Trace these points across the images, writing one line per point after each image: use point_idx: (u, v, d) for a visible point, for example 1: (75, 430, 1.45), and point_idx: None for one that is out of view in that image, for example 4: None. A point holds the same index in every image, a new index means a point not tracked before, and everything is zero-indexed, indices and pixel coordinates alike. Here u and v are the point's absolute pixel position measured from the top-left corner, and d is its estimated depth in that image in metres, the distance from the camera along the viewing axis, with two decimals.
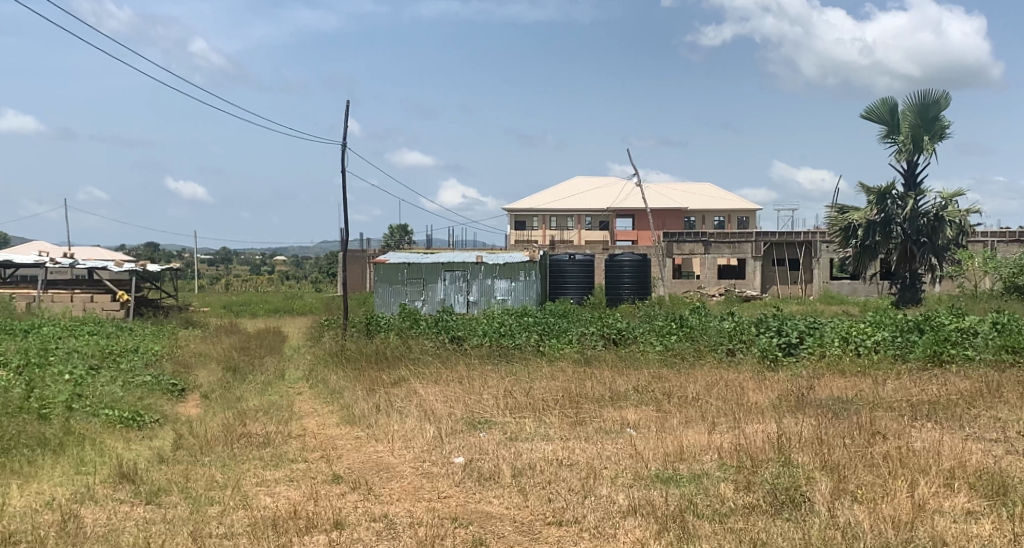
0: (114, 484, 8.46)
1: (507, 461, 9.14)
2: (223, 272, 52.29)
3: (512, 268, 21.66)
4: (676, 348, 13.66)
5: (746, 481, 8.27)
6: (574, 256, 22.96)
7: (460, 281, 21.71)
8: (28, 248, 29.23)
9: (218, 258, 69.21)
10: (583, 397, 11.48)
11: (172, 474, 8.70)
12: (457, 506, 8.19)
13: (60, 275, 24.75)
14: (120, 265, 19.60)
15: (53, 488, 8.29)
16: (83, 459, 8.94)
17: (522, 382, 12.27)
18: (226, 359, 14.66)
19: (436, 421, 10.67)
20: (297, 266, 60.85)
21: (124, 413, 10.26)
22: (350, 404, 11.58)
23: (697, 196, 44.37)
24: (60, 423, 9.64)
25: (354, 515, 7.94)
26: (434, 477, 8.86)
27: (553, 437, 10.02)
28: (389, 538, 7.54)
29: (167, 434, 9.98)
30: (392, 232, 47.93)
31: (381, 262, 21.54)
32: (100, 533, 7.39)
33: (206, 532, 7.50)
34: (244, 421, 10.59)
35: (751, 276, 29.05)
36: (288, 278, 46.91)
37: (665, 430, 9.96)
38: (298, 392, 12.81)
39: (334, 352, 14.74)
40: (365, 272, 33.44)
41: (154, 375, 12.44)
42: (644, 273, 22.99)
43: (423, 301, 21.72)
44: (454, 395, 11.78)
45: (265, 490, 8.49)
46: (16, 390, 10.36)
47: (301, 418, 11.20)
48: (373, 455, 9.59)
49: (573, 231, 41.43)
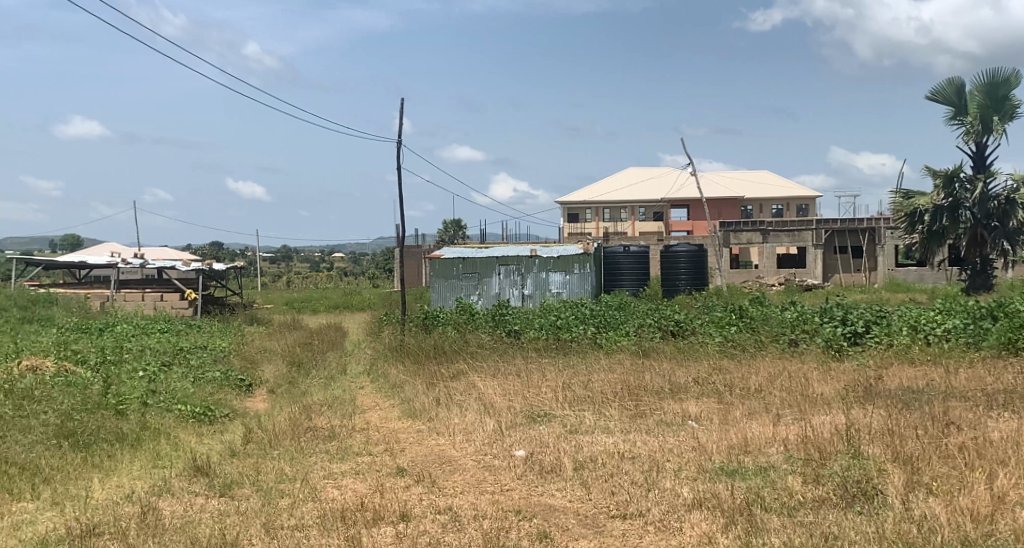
0: (189, 477, 8.69)
1: (569, 454, 9.20)
2: (283, 269, 53.29)
3: (566, 261, 21.60)
4: (736, 339, 13.54)
5: (814, 474, 8.21)
6: (628, 248, 22.84)
7: (515, 275, 21.81)
8: (92, 250, 30.04)
9: (279, 255, 70.50)
10: (642, 390, 11.48)
11: (243, 467, 8.94)
12: (520, 499, 8.27)
13: (131, 276, 25.48)
14: (187, 264, 20.04)
15: (131, 481, 8.53)
16: (159, 453, 9.21)
17: (580, 376, 12.29)
18: (290, 354, 14.96)
19: (496, 415, 10.78)
20: (355, 262, 61.60)
21: (196, 409, 10.55)
22: (410, 398, 11.74)
23: (755, 186, 43.63)
24: (136, 419, 9.93)
25: (420, 507, 8.08)
26: (496, 470, 8.96)
27: (615, 430, 10.03)
28: (455, 530, 7.65)
29: (237, 428, 10.24)
30: (446, 227, 48.24)
31: (436, 257, 21.74)
32: (178, 525, 7.59)
33: (278, 524, 7.69)
34: (310, 415, 10.83)
35: (812, 265, 28.63)
36: (346, 274, 47.48)
37: (728, 422, 9.91)
38: (360, 387, 13.04)
39: (393, 347, 14.93)
40: (422, 267, 33.75)
41: (223, 371, 12.75)
42: (701, 264, 22.77)
43: (479, 296, 21.84)
44: (513, 388, 11.89)
45: (333, 483, 8.66)
46: (94, 387, 10.70)
47: (364, 412, 11.40)
48: (435, 448, 9.73)
49: (627, 223, 41.35)
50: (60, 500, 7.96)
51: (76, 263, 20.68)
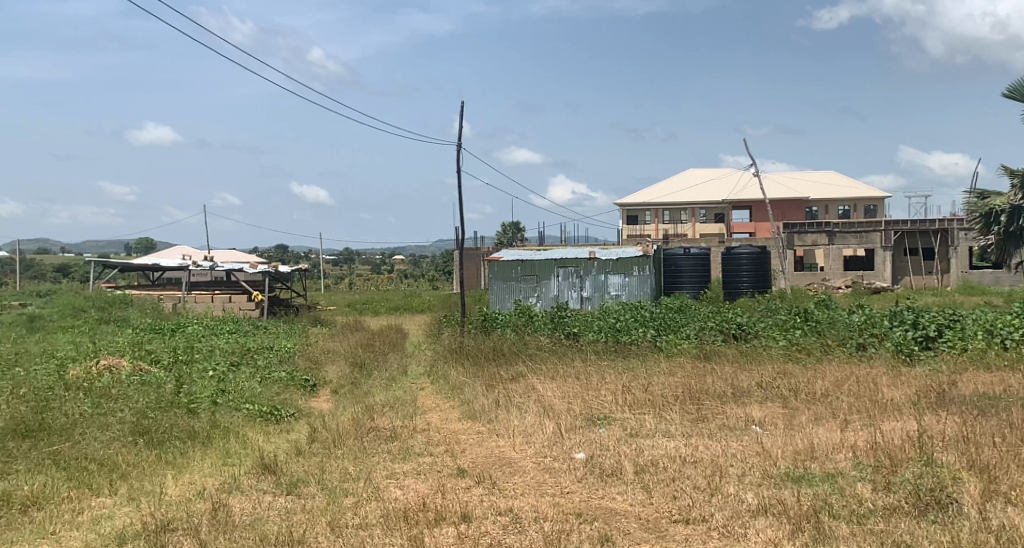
0: (257, 475, 8.87)
1: (629, 458, 9.16)
2: (345, 271, 54.01)
3: (625, 263, 21.53)
4: (801, 342, 13.33)
5: (885, 481, 8.06)
6: (688, 250, 22.65)
7: (574, 277, 21.75)
8: (163, 253, 30.86)
9: (340, 258, 71.48)
10: (704, 393, 11.38)
11: (309, 466, 9.09)
12: (581, 501, 8.27)
13: (200, 278, 26.08)
14: (254, 267, 20.45)
15: (203, 478, 8.73)
16: (229, 451, 9.41)
17: (640, 378, 12.24)
18: (353, 355, 15.17)
19: (556, 417, 10.78)
20: (415, 265, 62.13)
21: (263, 408, 10.76)
22: (470, 399, 11.80)
23: (824, 188, 42.63)
24: (207, 417, 10.17)
25: (481, 508, 8.12)
26: (557, 473, 8.97)
27: (676, 434, 9.96)
28: (516, 532, 7.68)
29: (302, 427, 10.42)
30: (505, 229, 48.38)
31: (495, 259, 21.85)
32: (247, 522, 7.74)
33: (343, 523, 7.80)
34: (372, 415, 10.97)
35: (881, 267, 28.08)
36: (406, 276, 47.93)
37: (793, 427, 9.78)
38: (421, 388, 13.16)
39: (453, 349, 15.03)
40: (481, 270, 33.91)
41: (289, 371, 12.98)
42: (764, 266, 22.47)
43: (537, 298, 21.88)
44: (573, 391, 11.88)
45: (395, 483, 8.76)
46: (167, 386, 10.98)
47: (425, 413, 11.51)
48: (495, 450, 9.78)
49: (687, 225, 41.00)
50: (136, 495, 8.18)
51: (149, 266, 21.26)
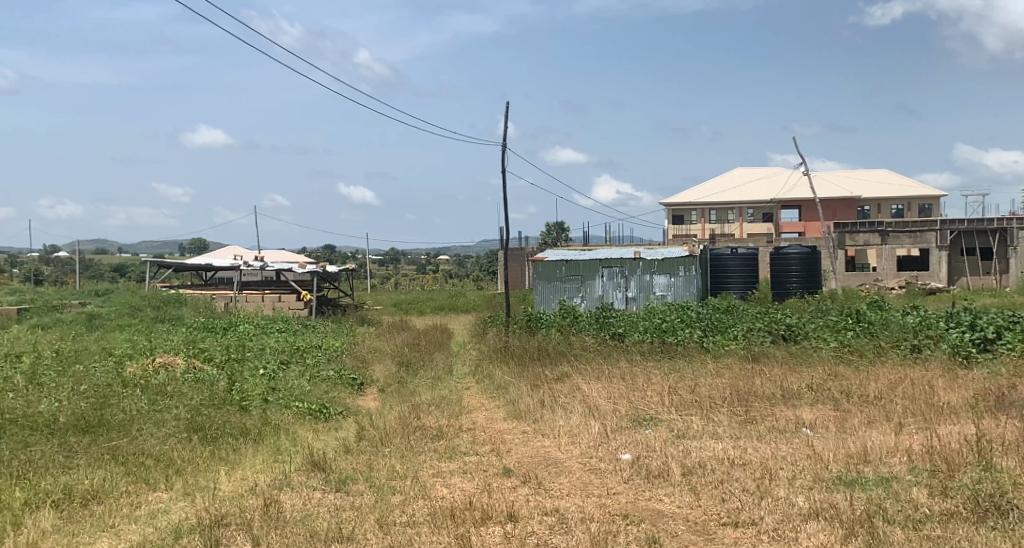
0: (307, 471, 8.96)
1: (677, 459, 9.09)
2: (391, 271, 54.40)
3: (671, 263, 21.34)
4: (853, 344, 13.12)
5: (941, 486, 7.90)
6: (736, 250, 22.43)
7: (619, 278, 21.65)
8: (214, 253, 31.37)
9: (386, 258, 72.02)
10: (752, 395, 11.26)
11: (357, 464, 9.17)
12: (628, 503, 8.22)
13: (250, 277, 26.45)
14: (303, 267, 20.69)
15: (255, 475, 8.85)
16: (280, 448, 9.53)
17: (687, 379, 12.14)
18: (400, 354, 15.27)
19: (602, 418, 10.74)
20: (459, 265, 62.34)
21: (312, 406, 10.88)
22: (515, 399, 11.80)
23: (877, 186, 41.95)
24: (258, 414, 10.31)
25: (527, 508, 8.12)
26: (603, 474, 8.93)
27: (724, 436, 9.87)
28: (562, 532, 7.66)
29: (350, 425, 10.52)
30: (549, 229, 48.33)
31: (540, 260, 21.87)
32: (298, 518, 7.82)
33: (391, 520, 7.85)
34: (418, 414, 11.03)
35: (936, 268, 27.58)
36: (451, 276, 48.13)
37: (845, 431, 9.63)
38: (466, 387, 13.21)
39: (498, 349, 15.04)
40: (525, 270, 33.93)
41: (337, 370, 13.11)
42: (814, 266, 22.16)
43: (582, 298, 21.84)
44: (619, 392, 11.82)
45: (442, 481, 8.79)
46: (219, 384, 11.15)
47: (470, 412, 11.54)
48: (541, 450, 9.77)
49: (735, 224, 40.60)
50: (190, 491, 8.32)
51: (202, 265, 21.62)
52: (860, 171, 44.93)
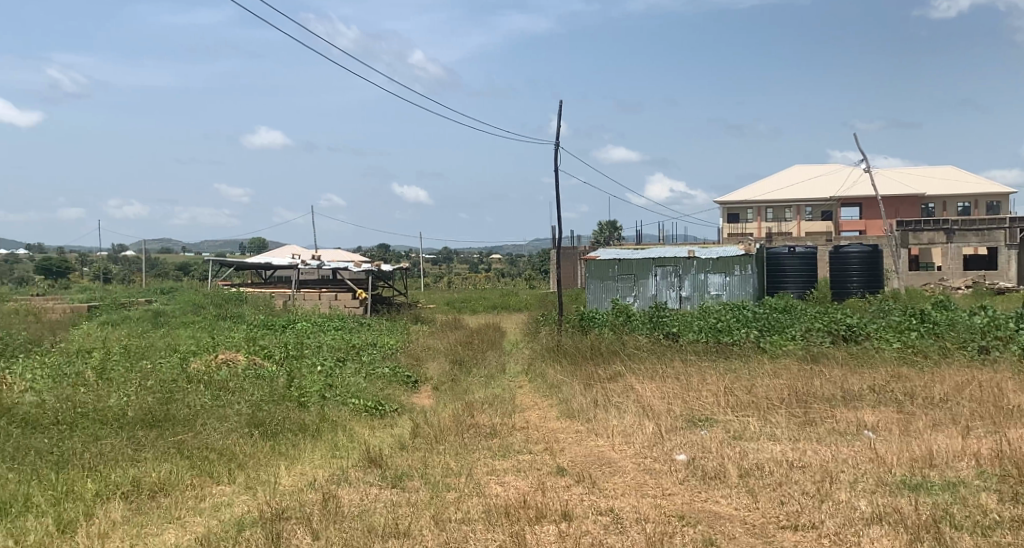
0: (364, 467, 9.03)
1: (733, 461, 8.96)
2: (445, 270, 54.66)
3: (726, 262, 21.03)
4: (917, 345, 12.83)
5: (1012, 492, 7.67)
6: (793, 249, 22.07)
7: (672, 277, 21.46)
8: (272, 252, 31.86)
9: (439, 257, 72.43)
10: (812, 396, 11.05)
11: (412, 461, 9.21)
12: (683, 504, 8.13)
13: (307, 276, 26.80)
14: (358, 265, 20.89)
15: (314, 470, 8.94)
16: (337, 443, 9.62)
17: (744, 380, 11.96)
18: (453, 353, 15.33)
19: (655, 418, 10.63)
20: (512, 264, 62.42)
21: (368, 403, 10.97)
22: (568, 398, 11.75)
23: (942, 183, 40.98)
24: (316, 411, 10.42)
25: (581, 507, 8.07)
26: (658, 474, 8.83)
27: (782, 438, 9.70)
28: (617, 532, 7.59)
29: (405, 422, 10.57)
30: (602, 227, 48.14)
31: (592, 258, 21.78)
32: (356, 513, 7.88)
33: (446, 517, 7.86)
34: (471, 412, 11.04)
35: (1005, 266, 26.85)
36: (503, 275, 48.21)
37: (909, 434, 9.40)
38: (519, 386, 13.20)
39: (551, 347, 15.01)
40: (578, 269, 33.85)
41: (391, 367, 13.20)
42: (875, 266, 21.71)
43: (635, 297, 21.70)
44: (673, 392, 11.69)
45: (496, 479, 8.79)
46: (279, 380, 11.31)
47: (523, 411, 11.52)
48: (594, 449, 9.71)
49: (792, 223, 39.99)
50: (252, 485, 8.44)
51: (261, 263, 21.98)
52: (923, 168, 43.94)
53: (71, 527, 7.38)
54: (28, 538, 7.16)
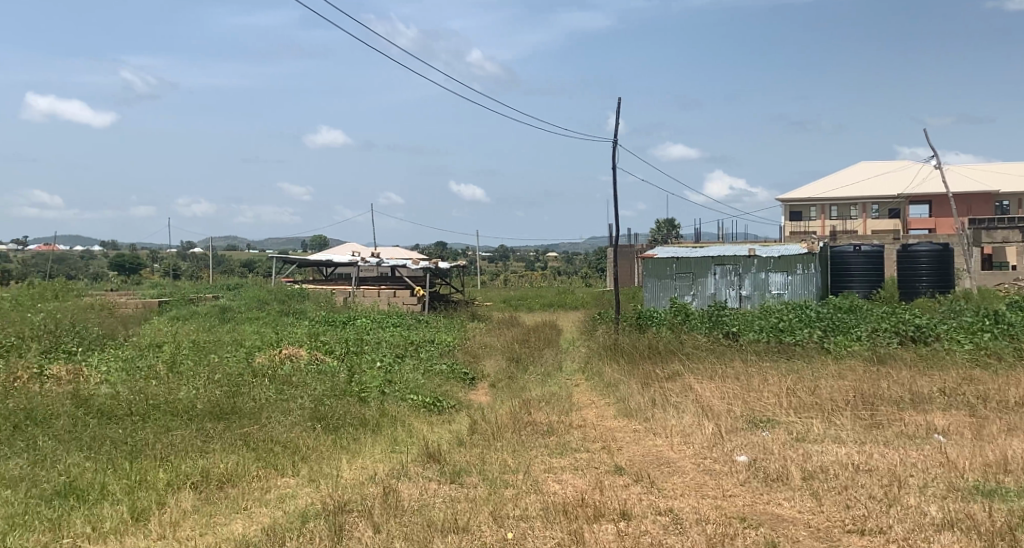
0: (423, 462, 9.06)
1: (796, 463, 8.79)
2: (503, 268, 54.78)
3: (788, 261, 20.62)
4: (991, 347, 12.44)
5: None
6: (859, 248, 21.59)
7: (732, 276, 21.14)
8: (333, 250, 32.27)
9: (496, 254, 72.61)
10: (878, 398, 10.79)
11: (471, 457, 9.22)
12: (745, 505, 7.99)
13: (367, 273, 27.08)
14: (416, 263, 21.02)
15: (374, 463, 9.00)
16: (397, 438, 9.67)
17: (807, 381, 11.73)
18: (510, 350, 15.32)
19: (716, 418, 10.47)
20: (569, 262, 62.27)
21: (426, 399, 11.01)
22: (626, 397, 11.65)
23: (1016, 180, 39.75)
24: (376, 406, 10.50)
25: (640, 507, 7.99)
26: (718, 475, 8.70)
27: (847, 440, 9.49)
28: (677, 532, 7.50)
29: (463, 418, 10.59)
30: (661, 225, 47.76)
31: (649, 257, 21.62)
32: (416, 507, 7.91)
33: (504, 513, 7.84)
34: (529, 410, 11.01)
35: None
36: (561, 273, 48.13)
37: (981, 438, 9.12)
38: (576, 384, 13.14)
39: (608, 346, 14.90)
40: (635, 267, 33.63)
41: (449, 364, 13.24)
42: (946, 265, 21.13)
43: (693, 296, 21.50)
44: (733, 392, 11.51)
45: (553, 477, 8.74)
46: (339, 375, 11.43)
47: (580, 409, 11.46)
48: (653, 449, 9.61)
49: (858, 220, 39.17)
50: (316, 477, 8.53)
51: (321, 261, 22.26)
52: (996, 164, 42.67)
53: (144, 515, 7.53)
54: (104, 525, 7.33)
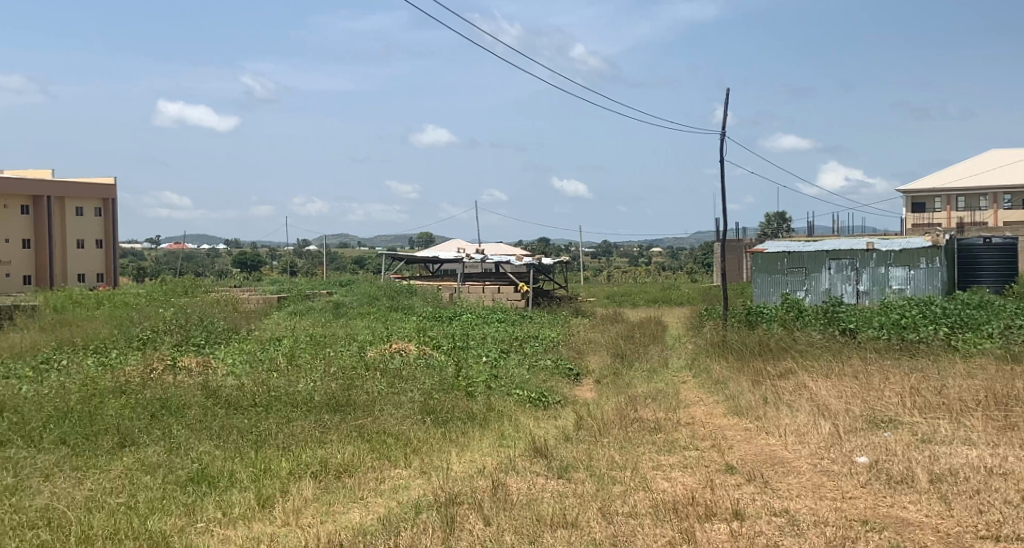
0: (530, 457, 8.98)
1: (922, 465, 8.32)
2: (609, 264, 54.41)
3: (910, 255, 19.70)
4: None
5: None
6: (989, 240, 20.50)
7: (848, 270, 20.35)
8: (440, 246, 32.62)
9: (601, 250, 72.20)
10: (1013, 399, 10.14)
11: (578, 452, 9.08)
12: (866, 508, 7.61)
13: (473, 270, 27.26)
14: (520, 259, 21.00)
15: (483, 457, 8.97)
16: (504, 433, 9.62)
17: (932, 380, 11.12)
18: (615, 346, 15.11)
19: (833, 418, 10.04)
20: (675, 257, 61.35)
21: (532, 394, 10.93)
22: (736, 395, 11.30)
23: None
24: (483, 400, 10.48)
25: (753, 507, 7.70)
26: (836, 476, 8.32)
27: (979, 443, 8.94)
28: (794, 534, 7.19)
29: (569, 414, 10.47)
30: (771, 218, 46.50)
31: (758, 252, 21.06)
32: (524, 501, 7.82)
33: (613, 510, 7.68)
34: (635, 406, 10.80)
35: None
36: (668, 268, 47.47)
37: None
38: (683, 381, 12.84)
39: (716, 343, 14.52)
40: (743, 261, 32.85)
41: (554, 360, 13.14)
42: None
43: (806, 291, 20.79)
44: (851, 390, 11.02)
45: (662, 475, 8.52)
46: (447, 370, 11.48)
47: (688, 406, 11.17)
48: (766, 448, 9.27)
49: (987, 211, 37.17)
50: (427, 469, 8.55)
51: (427, 258, 22.52)
52: None
53: (269, 502, 7.67)
54: (233, 511, 7.49)
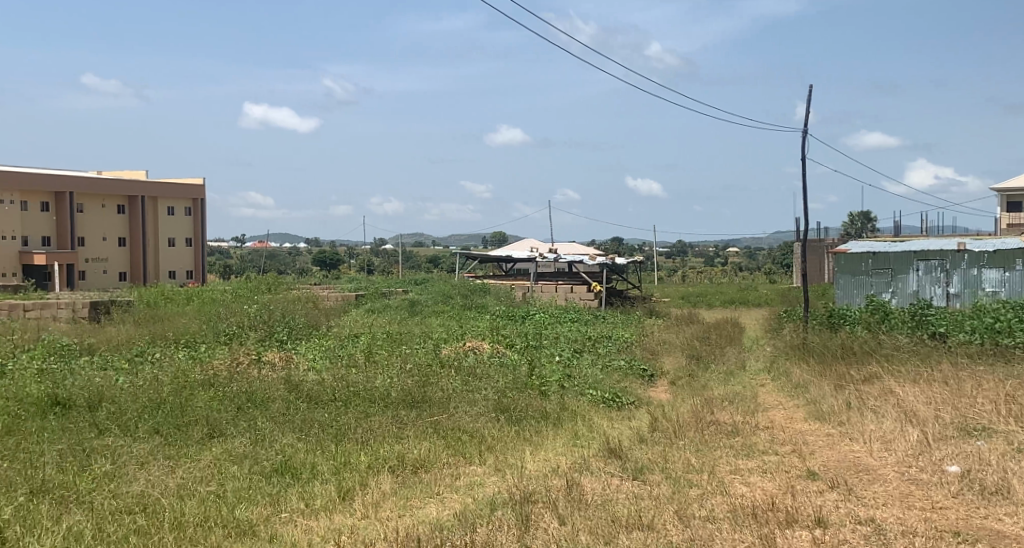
0: (604, 457, 8.83)
1: (1019, 476, 7.91)
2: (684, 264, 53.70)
3: (1004, 256, 18.92)
4: None
5: None
6: None
7: (937, 272, 19.60)
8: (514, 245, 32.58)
9: (677, 250, 71.32)
10: None
11: (653, 454, 8.89)
12: (957, 519, 7.26)
13: (546, 269, 27.16)
14: (593, 258, 20.81)
15: (558, 456, 8.86)
16: (578, 433, 9.49)
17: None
18: (690, 347, 14.83)
19: (921, 424, 9.64)
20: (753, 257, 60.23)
21: (606, 394, 10.78)
22: (817, 399, 10.95)
23: None
24: (556, 400, 10.37)
25: (837, 514, 7.42)
26: (925, 485, 7.97)
27: None
28: (880, 543, 6.89)
29: (644, 415, 10.28)
30: (854, 218, 45.27)
31: (841, 253, 20.49)
32: (599, 502, 7.68)
33: (690, 513, 7.49)
34: (712, 409, 10.54)
35: None
36: (745, 268, 46.62)
37: None
38: (760, 384, 12.51)
39: (796, 346, 14.13)
40: (824, 262, 32.01)
41: (627, 360, 12.95)
42: None
43: (892, 294, 20.13)
44: (940, 396, 10.57)
45: (740, 479, 8.28)
46: (520, 369, 11.40)
47: (767, 410, 10.87)
48: (849, 455, 8.94)
49: None
50: (501, 467, 8.48)
51: (501, 257, 22.50)
52: None
53: (349, 495, 7.69)
54: (315, 503, 7.53)
